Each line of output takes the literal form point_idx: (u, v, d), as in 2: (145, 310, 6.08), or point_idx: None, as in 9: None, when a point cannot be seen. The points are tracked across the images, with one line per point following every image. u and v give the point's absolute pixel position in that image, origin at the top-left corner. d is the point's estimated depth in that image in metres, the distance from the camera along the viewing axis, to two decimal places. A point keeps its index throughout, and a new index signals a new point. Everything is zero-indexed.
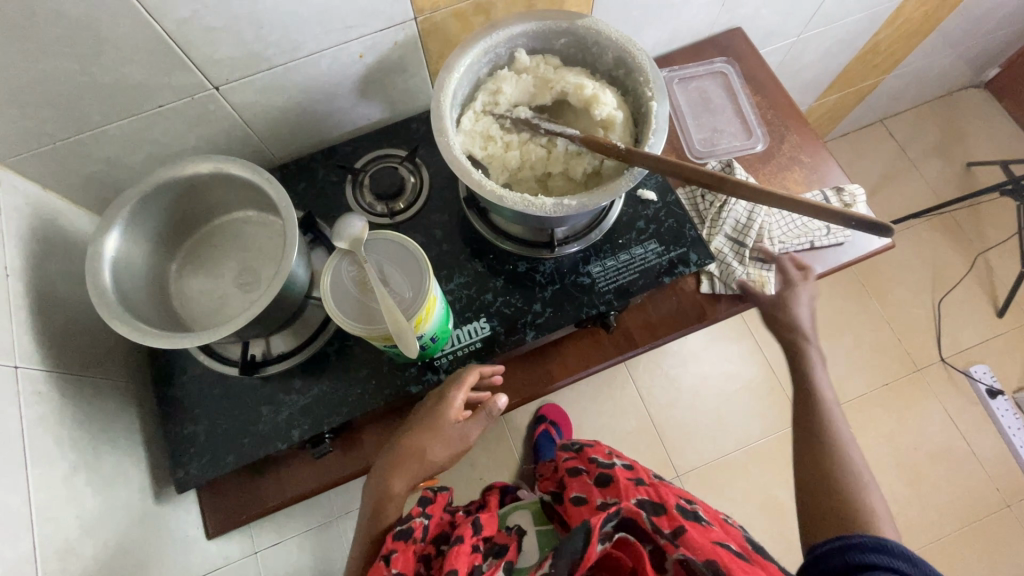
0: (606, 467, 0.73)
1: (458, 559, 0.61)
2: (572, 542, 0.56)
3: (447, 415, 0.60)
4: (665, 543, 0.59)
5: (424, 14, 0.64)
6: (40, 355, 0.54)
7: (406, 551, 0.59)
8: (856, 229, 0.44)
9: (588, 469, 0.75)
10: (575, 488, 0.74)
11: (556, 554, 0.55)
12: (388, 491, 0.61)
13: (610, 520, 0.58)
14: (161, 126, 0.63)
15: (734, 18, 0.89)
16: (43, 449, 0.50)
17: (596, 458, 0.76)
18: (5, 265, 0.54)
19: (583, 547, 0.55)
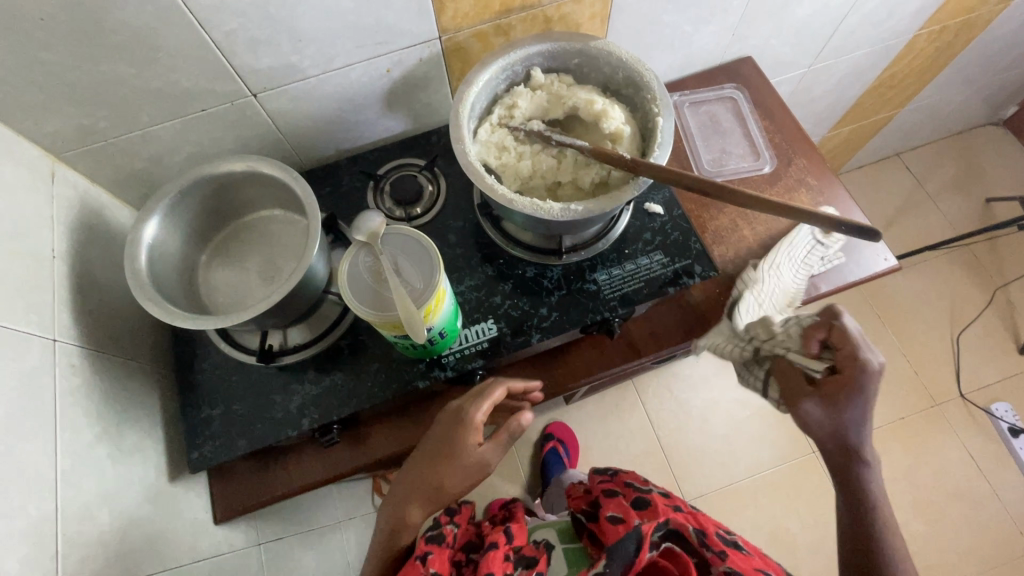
0: (644, 492, 0.75)
1: (494, 564, 0.65)
2: (624, 544, 0.62)
3: (467, 445, 0.58)
4: (712, 556, 0.64)
5: (448, 33, 0.69)
6: (77, 332, 0.58)
7: (441, 553, 0.65)
8: (845, 233, 0.47)
9: (624, 492, 0.77)
10: (609, 505, 0.76)
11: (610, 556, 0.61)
12: (405, 518, 0.61)
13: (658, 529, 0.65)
14: (201, 129, 0.68)
15: (744, 47, 0.93)
16: (72, 418, 0.54)
17: (632, 484, 0.78)
18: (53, 248, 0.59)
19: (635, 551, 0.61)
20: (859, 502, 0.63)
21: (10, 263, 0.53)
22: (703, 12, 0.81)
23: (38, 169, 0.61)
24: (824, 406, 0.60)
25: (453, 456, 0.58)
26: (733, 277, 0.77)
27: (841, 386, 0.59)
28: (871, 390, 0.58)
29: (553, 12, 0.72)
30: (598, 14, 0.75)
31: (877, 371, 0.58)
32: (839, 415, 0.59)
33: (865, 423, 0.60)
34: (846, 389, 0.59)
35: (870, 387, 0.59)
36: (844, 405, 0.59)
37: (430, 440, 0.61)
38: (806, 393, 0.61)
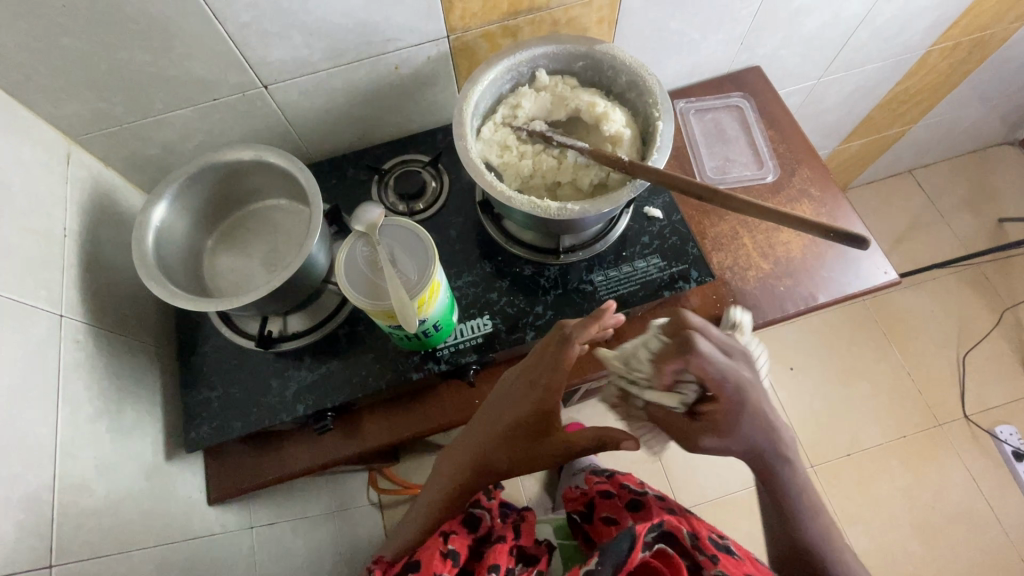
0: (638, 494, 0.78)
1: (499, 556, 0.61)
2: (617, 546, 0.57)
3: (540, 422, 0.61)
4: (706, 560, 0.61)
5: (456, 33, 0.70)
6: (83, 309, 0.60)
7: (460, 536, 0.63)
8: (834, 241, 0.47)
9: (620, 493, 0.80)
10: (604, 507, 0.80)
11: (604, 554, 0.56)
12: (460, 487, 0.63)
13: (653, 530, 0.60)
14: (213, 117, 0.70)
15: (752, 57, 0.93)
16: (74, 391, 0.56)
17: (629, 485, 0.81)
18: (65, 226, 0.61)
19: (628, 552, 0.57)
20: (783, 496, 0.63)
21: (22, 239, 0.55)
22: (711, 20, 0.82)
23: (55, 150, 0.63)
24: (711, 428, 0.58)
25: (525, 432, 0.61)
26: (731, 285, 0.77)
27: (723, 409, 0.56)
28: (746, 400, 0.56)
29: (561, 15, 0.73)
30: (605, 19, 0.76)
31: (742, 365, 0.58)
32: (738, 433, 0.58)
33: (758, 429, 0.59)
34: (721, 412, 0.57)
35: (743, 396, 0.56)
36: (728, 424, 0.57)
37: (498, 412, 0.62)
38: (697, 431, 0.58)
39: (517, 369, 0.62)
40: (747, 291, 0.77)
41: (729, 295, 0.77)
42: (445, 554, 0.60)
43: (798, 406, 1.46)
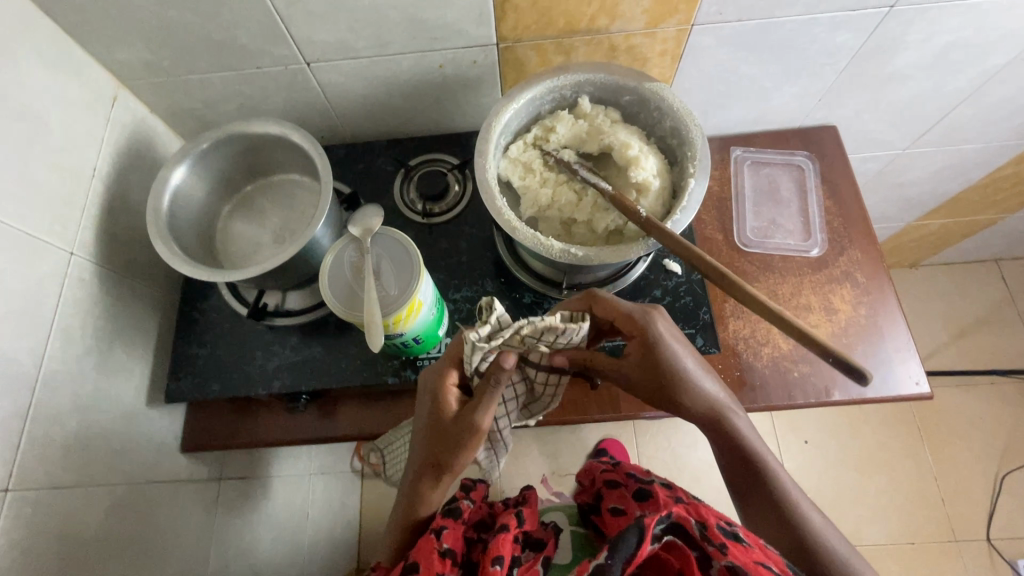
0: (648, 484, 0.71)
1: (502, 547, 0.59)
2: (619, 547, 0.51)
3: (449, 408, 0.54)
4: (715, 550, 0.54)
5: (506, 42, 0.67)
6: (95, 250, 0.63)
7: (456, 530, 0.60)
8: (832, 364, 0.44)
9: (625, 484, 0.74)
10: (613, 498, 0.74)
11: (612, 549, 0.51)
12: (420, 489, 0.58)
13: (662, 523, 0.55)
14: (253, 84, 0.71)
15: (829, 115, 0.85)
16: (68, 327, 0.59)
17: (636, 475, 0.74)
18: (95, 168, 0.64)
19: (635, 548, 0.52)
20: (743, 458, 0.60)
21: (48, 176, 0.58)
22: (788, 71, 0.75)
23: (102, 91, 0.66)
24: (640, 369, 0.56)
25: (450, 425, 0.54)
26: (741, 358, 0.72)
27: (648, 344, 0.55)
28: (663, 329, 0.56)
29: (621, 41, 0.69)
30: (669, 52, 0.71)
31: (654, 310, 0.56)
32: (678, 382, 0.56)
33: (694, 376, 0.57)
34: (644, 345, 0.55)
35: (662, 327, 0.56)
36: (659, 361, 0.55)
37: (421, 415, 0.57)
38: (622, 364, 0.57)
39: (424, 375, 0.57)
40: (756, 368, 0.72)
41: (735, 370, 0.71)
42: (443, 551, 0.57)
43: (802, 482, 1.37)
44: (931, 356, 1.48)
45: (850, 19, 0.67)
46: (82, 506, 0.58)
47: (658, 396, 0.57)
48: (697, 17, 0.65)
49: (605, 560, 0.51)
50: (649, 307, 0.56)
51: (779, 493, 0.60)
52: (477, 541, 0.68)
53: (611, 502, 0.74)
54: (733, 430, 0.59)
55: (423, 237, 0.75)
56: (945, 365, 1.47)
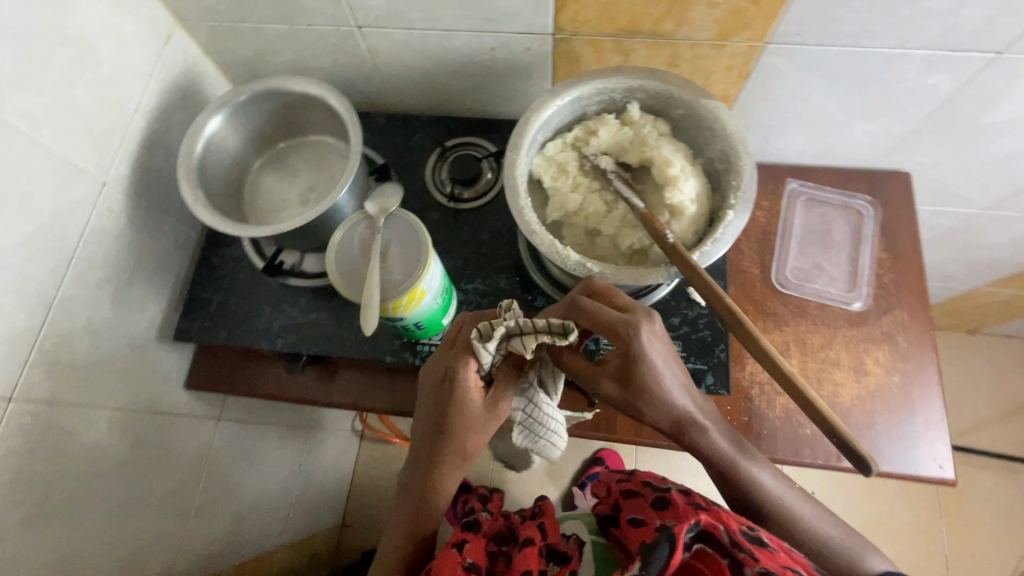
0: (664, 491, 0.58)
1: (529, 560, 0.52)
2: (651, 557, 0.43)
3: (474, 393, 0.51)
4: (747, 558, 0.45)
5: (562, 34, 0.64)
6: (127, 183, 0.64)
7: (477, 543, 0.53)
8: (835, 446, 0.44)
9: (642, 492, 0.59)
10: (629, 509, 0.59)
11: (646, 558, 0.43)
12: (439, 484, 0.53)
13: (693, 530, 0.46)
14: (303, 41, 0.70)
15: (904, 160, 0.78)
16: (90, 254, 0.60)
17: (652, 482, 0.60)
18: (139, 103, 0.65)
19: (670, 557, 0.43)
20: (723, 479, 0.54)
21: (92, 104, 0.59)
22: (866, 106, 0.68)
23: (158, 28, 0.66)
24: (615, 381, 0.50)
25: (478, 411, 0.51)
26: (752, 404, 0.68)
27: (631, 360, 0.49)
28: (647, 339, 0.48)
29: (685, 50, 0.64)
30: (736, 68, 0.66)
31: (642, 320, 0.49)
32: (649, 398, 0.50)
33: (670, 392, 0.50)
34: (626, 356, 0.49)
35: (648, 338, 0.48)
36: (639, 377, 0.49)
37: (431, 404, 0.52)
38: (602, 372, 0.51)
39: (439, 364, 0.53)
40: (766, 417, 0.67)
41: (743, 415, 0.67)
42: (466, 564, 0.50)
43: None
44: (971, 431, 1.37)
45: (947, 60, 0.60)
46: (82, 425, 0.60)
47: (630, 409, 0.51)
48: (772, 34, 0.60)
49: (639, 568, 0.43)
50: (641, 315, 0.49)
51: (766, 509, 0.54)
52: (499, 554, 0.56)
53: (627, 514, 0.58)
54: (712, 448, 0.53)
55: (447, 221, 0.74)
56: (985, 444, 1.36)
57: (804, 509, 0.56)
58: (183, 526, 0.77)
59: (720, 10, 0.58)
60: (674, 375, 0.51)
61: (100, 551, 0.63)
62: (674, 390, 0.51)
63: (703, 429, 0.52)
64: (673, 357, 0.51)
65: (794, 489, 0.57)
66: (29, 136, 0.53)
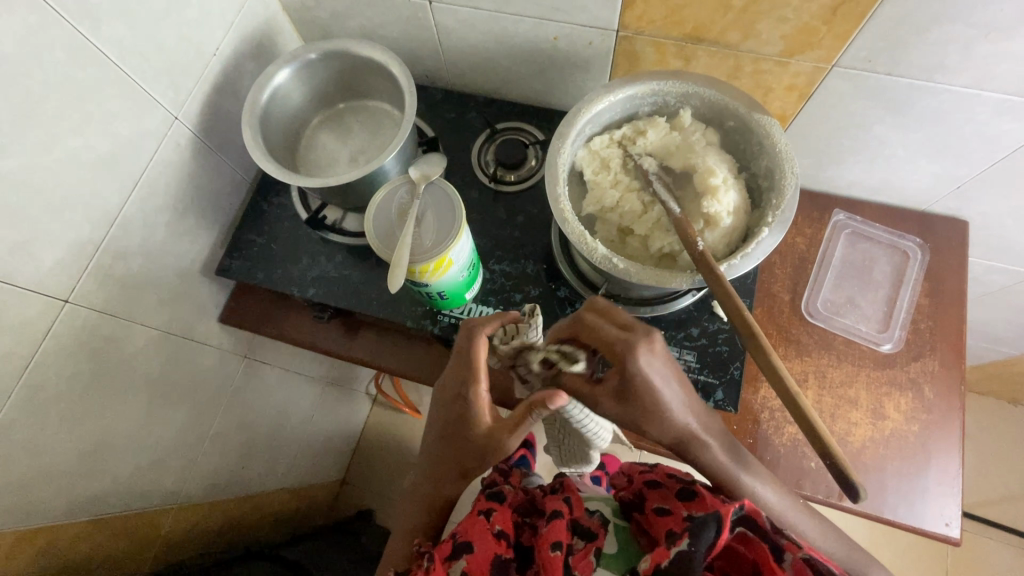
0: (688, 483, 0.56)
1: (557, 532, 0.51)
2: (699, 535, 0.45)
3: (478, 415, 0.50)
4: (790, 543, 0.45)
5: (626, 31, 0.64)
6: (196, 120, 0.68)
7: (504, 512, 0.56)
8: (827, 468, 0.43)
9: (665, 483, 0.58)
10: (653, 498, 0.56)
11: (693, 536, 0.44)
12: (446, 490, 0.54)
13: (737, 512, 0.46)
14: (375, 8, 0.72)
15: (963, 208, 0.75)
16: (154, 181, 0.65)
17: (676, 475, 0.58)
18: (218, 48, 0.69)
19: (717, 536, 0.44)
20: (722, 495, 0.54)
21: (176, 42, 0.63)
22: (930, 145, 0.66)
23: None
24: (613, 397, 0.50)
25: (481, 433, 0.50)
26: (759, 427, 0.67)
27: (626, 377, 0.48)
28: (645, 362, 0.47)
29: (748, 63, 0.63)
30: (798, 88, 0.64)
31: (643, 341, 0.48)
32: (650, 416, 0.50)
33: (670, 412, 0.50)
34: (621, 374, 0.48)
35: (647, 360, 0.47)
36: (636, 397, 0.49)
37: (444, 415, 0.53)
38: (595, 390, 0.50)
39: (453, 374, 0.52)
40: (772, 443, 0.67)
41: (748, 436, 0.67)
42: (496, 531, 0.52)
43: None
44: (993, 503, 1.30)
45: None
46: (123, 338, 0.65)
47: (630, 425, 0.51)
48: (841, 57, 0.59)
49: (687, 545, 0.44)
50: (640, 335, 0.48)
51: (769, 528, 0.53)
52: (524, 525, 0.57)
53: (651, 503, 0.56)
54: (713, 466, 0.52)
55: (485, 201, 0.76)
56: (1006, 519, 1.29)
57: (801, 521, 0.55)
58: (198, 449, 0.82)
59: (790, 27, 0.57)
60: (672, 391, 0.50)
61: (122, 454, 0.68)
62: (670, 412, 0.49)
63: (703, 447, 0.52)
64: (675, 371, 0.50)
65: (797, 504, 0.55)
66: (116, 63, 0.57)
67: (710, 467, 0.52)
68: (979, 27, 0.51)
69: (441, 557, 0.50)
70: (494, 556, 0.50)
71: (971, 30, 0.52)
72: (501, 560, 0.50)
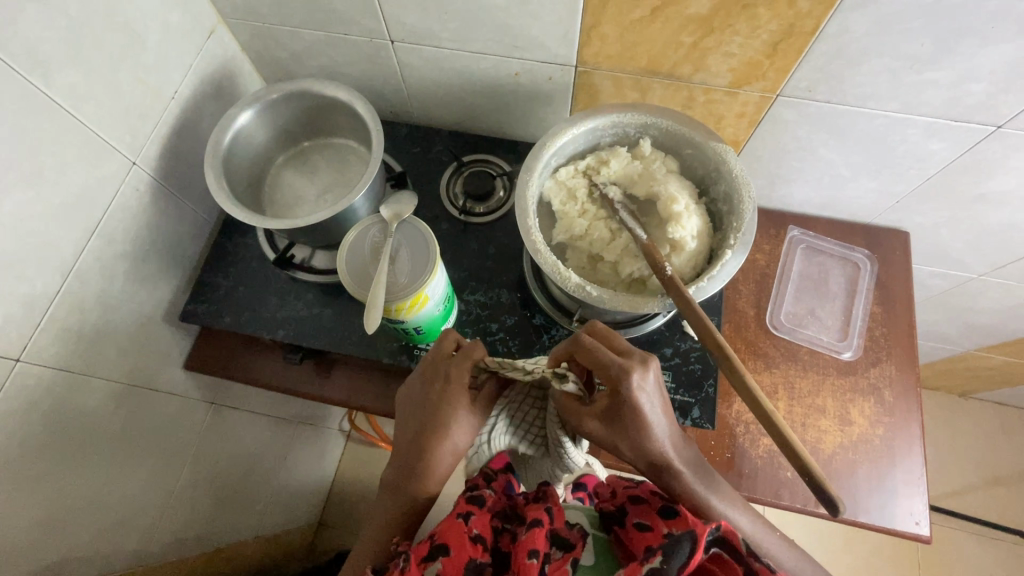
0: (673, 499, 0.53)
1: (535, 539, 0.49)
2: (673, 554, 0.45)
3: (462, 401, 0.55)
4: (764, 568, 0.45)
5: (585, 67, 0.67)
6: (155, 165, 0.67)
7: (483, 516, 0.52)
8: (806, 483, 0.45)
9: (649, 499, 0.53)
10: (634, 512, 0.53)
11: (667, 554, 0.45)
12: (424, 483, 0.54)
13: (712, 533, 0.47)
14: (337, 48, 0.73)
15: (904, 220, 0.80)
16: (112, 229, 0.63)
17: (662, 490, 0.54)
18: (177, 91, 0.68)
19: (690, 556, 0.45)
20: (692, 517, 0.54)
21: (132, 87, 0.62)
22: (870, 165, 0.71)
23: (202, 22, 0.69)
24: (601, 421, 0.51)
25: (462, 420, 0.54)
26: (736, 441, 0.69)
27: (618, 400, 0.49)
28: (638, 386, 0.48)
29: (700, 94, 0.67)
30: (748, 115, 0.68)
31: (638, 366, 0.49)
32: (632, 442, 0.51)
33: (655, 440, 0.50)
34: (615, 395, 0.49)
35: (639, 385, 0.49)
36: (623, 421, 0.50)
37: (428, 410, 0.55)
38: (582, 412, 0.51)
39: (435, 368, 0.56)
40: (748, 456, 0.68)
41: (725, 451, 0.68)
42: (473, 536, 0.49)
43: None
44: (955, 495, 1.36)
45: (949, 128, 0.62)
46: (81, 393, 0.62)
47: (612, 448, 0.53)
48: (784, 88, 0.63)
49: (659, 562, 0.44)
50: (635, 361, 0.50)
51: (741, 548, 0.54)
52: (503, 530, 0.54)
53: (633, 518, 0.53)
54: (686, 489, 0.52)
55: (456, 233, 0.76)
56: (970, 510, 1.34)
57: (773, 545, 0.56)
58: (164, 505, 0.77)
59: (736, 60, 0.61)
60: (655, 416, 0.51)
61: (82, 520, 0.64)
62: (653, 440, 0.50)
63: (677, 471, 0.52)
64: (663, 400, 0.51)
65: (770, 531, 0.56)
66: (70, 112, 0.55)
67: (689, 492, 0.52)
68: (904, 59, 0.56)
69: (416, 559, 0.47)
70: (469, 561, 0.47)
71: (898, 61, 0.56)
72: (476, 565, 0.47)
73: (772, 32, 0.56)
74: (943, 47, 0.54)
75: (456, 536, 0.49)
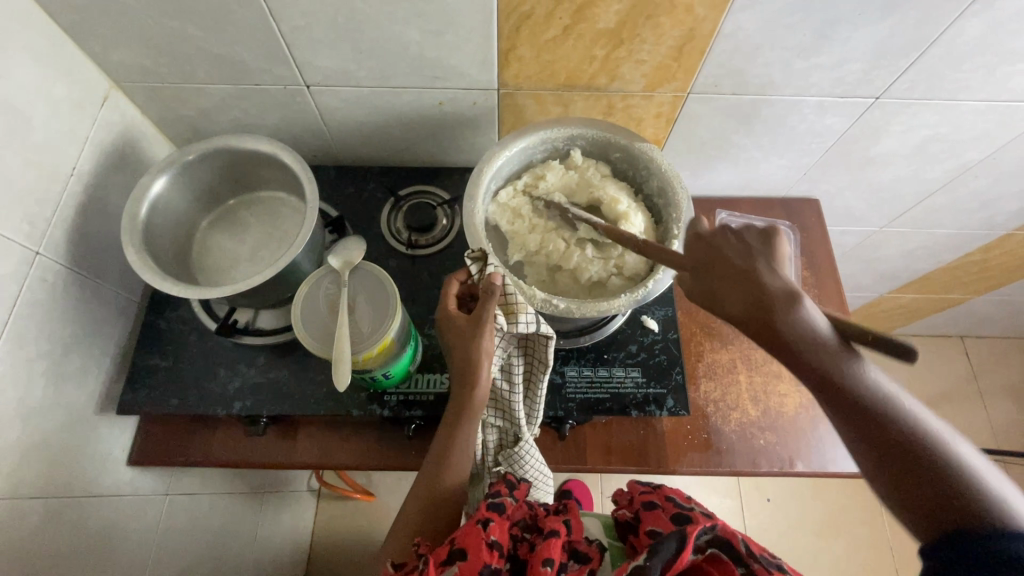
0: (687, 508, 0.54)
1: (551, 549, 0.48)
2: (659, 551, 0.46)
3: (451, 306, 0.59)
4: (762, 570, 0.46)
5: (507, 89, 0.68)
6: (64, 251, 0.61)
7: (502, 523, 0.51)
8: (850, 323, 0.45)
9: (663, 505, 0.55)
10: (647, 521, 0.54)
11: (652, 552, 0.45)
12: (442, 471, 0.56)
13: (705, 533, 0.49)
14: (249, 99, 0.70)
15: (812, 189, 0.88)
16: (22, 328, 0.56)
17: (675, 498, 0.55)
18: (75, 167, 0.62)
19: (676, 553, 0.46)
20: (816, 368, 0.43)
21: (23, 170, 0.56)
22: (777, 144, 0.77)
23: (93, 90, 0.64)
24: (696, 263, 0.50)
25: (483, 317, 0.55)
26: (709, 421, 0.72)
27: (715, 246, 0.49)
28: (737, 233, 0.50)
29: (618, 100, 0.70)
30: (664, 114, 0.72)
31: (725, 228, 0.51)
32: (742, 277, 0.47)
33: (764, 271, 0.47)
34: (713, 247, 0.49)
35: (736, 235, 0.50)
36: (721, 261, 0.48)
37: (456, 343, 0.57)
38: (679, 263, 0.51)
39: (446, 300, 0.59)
40: (723, 432, 0.72)
41: (701, 431, 0.71)
42: (490, 541, 0.48)
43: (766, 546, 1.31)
44: None
45: (838, 104, 0.70)
46: (12, 521, 0.54)
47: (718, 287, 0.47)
48: (693, 86, 0.67)
49: (643, 561, 0.45)
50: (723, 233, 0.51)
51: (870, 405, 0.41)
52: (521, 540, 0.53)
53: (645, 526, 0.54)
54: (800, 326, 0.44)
55: (405, 268, 0.75)
56: None
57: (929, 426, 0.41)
58: None
59: (647, 66, 0.65)
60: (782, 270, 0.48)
61: None
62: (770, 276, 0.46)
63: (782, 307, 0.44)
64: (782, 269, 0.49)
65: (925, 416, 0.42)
66: None
67: (800, 340, 0.43)
68: (791, 49, 0.62)
69: (434, 561, 0.47)
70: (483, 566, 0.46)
71: (787, 52, 0.62)
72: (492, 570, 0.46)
73: (675, 37, 0.61)
74: (823, 34, 0.60)
75: (472, 543, 0.48)
